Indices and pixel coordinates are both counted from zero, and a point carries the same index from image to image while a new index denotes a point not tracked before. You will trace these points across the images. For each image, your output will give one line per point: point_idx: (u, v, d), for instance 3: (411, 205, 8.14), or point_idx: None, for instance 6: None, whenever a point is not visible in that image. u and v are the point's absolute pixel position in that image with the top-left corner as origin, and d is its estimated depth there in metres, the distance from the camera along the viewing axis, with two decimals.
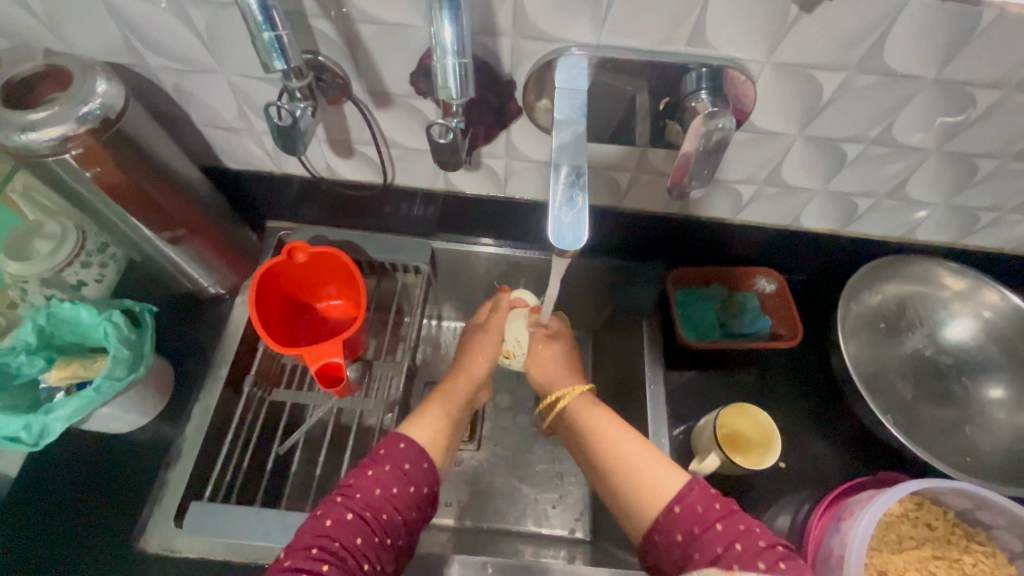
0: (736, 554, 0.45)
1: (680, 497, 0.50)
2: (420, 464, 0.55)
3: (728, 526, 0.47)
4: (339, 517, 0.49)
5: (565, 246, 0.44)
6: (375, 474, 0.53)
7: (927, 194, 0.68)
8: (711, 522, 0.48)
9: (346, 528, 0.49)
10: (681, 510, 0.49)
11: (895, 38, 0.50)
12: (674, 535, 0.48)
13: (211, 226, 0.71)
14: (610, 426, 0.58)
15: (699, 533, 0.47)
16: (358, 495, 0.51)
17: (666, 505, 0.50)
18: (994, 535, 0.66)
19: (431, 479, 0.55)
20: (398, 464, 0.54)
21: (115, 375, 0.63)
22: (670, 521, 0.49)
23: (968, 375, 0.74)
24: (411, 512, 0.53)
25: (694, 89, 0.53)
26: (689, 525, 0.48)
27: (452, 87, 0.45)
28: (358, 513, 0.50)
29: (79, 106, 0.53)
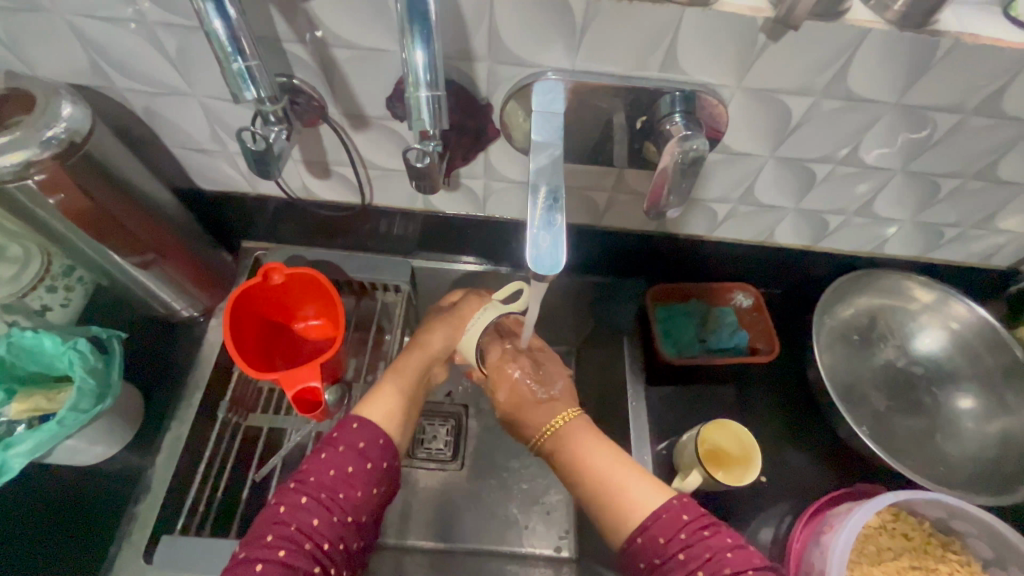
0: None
1: (642, 529, 0.50)
2: (377, 441, 0.54)
3: (691, 555, 0.47)
4: (294, 502, 0.49)
5: (543, 270, 0.44)
6: (328, 456, 0.51)
7: (893, 211, 0.70)
8: (672, 552, 0.48)
9: (302, 513, 0.48)
10: (644, 540, 0.50)
11: (858, 66, 0.52)
12: (638, 563, 0.50)
13: (184, 249, 0.70)
14: (591, 445, 0.58)
15: (660, 564, 0.48)
16: (312, 479, 0.50)
17: (631, 534, 0.51)
18: (967, 543, 0.67)
19: (390, 453, 0.54)
20: (353, 443, 0.52)
21: (81, 408, 0.61)
22: (637, 548, 0.50)
23: (937, 385, 0.77)
24: (371, 488, 0.52)
25: (668, 112, 0.54)
26: (651, 556, 0.49)
27: (426, 120, 0.46)
28: (313, 496, 0.49)
29: (43, 130, 0.52)
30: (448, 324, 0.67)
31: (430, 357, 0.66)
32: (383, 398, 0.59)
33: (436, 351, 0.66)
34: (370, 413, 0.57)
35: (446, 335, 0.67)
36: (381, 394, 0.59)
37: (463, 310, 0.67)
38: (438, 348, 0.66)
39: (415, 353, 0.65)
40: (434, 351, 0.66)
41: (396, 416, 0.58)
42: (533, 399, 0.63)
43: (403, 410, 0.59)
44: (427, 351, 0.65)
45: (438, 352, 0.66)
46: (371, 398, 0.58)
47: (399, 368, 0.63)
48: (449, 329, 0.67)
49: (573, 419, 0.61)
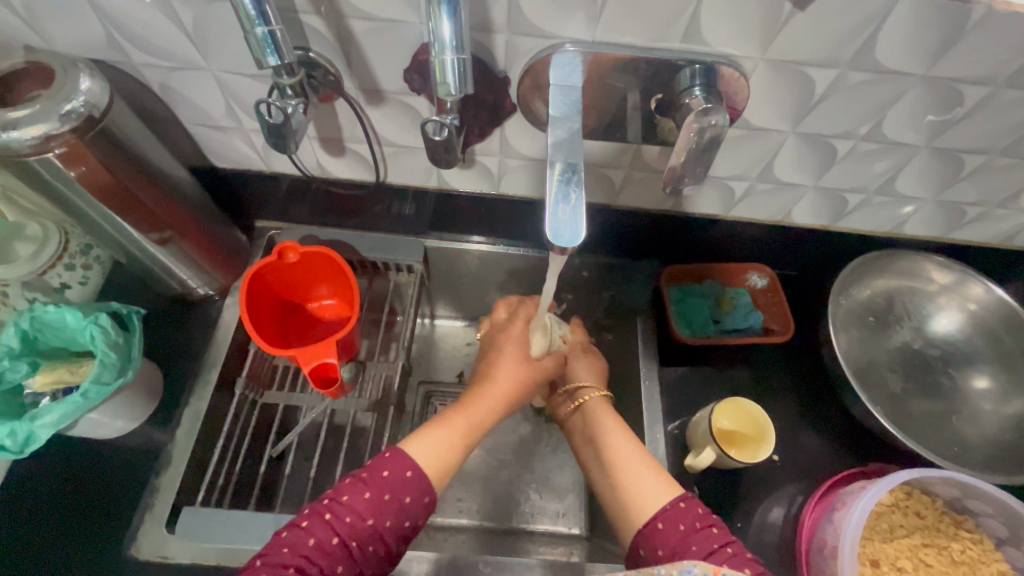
0: (729, 553, 0.46)
1: (685, 496, 0.51)
2: (420, 498, 0.51)
3: (723, 532, 0.48)
4: (324, 541, 0.46)
5: (563, 243, 0.44)
6: (371, 501, 0.49)
7: (916, 190, 0.69)
8: (710, 523, 0.49)
9: (329, 556, 0.46)
10: (686, 505, 0.50)
11: (887, 36, 0.51)
12: (677, 524, 0.49)
13: (199, 227, 0.70)
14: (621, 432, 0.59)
15: (699, 528, 0.48)
16: (347, 522, 0.48)
17: (674, 497, 0.51)
18: (981, 522, 0.67)
19: (426, 510, 0.52)
20: (398, 494, 0.50)
21: (103, 380, 0.62)
22: (677, 510, 0.50)
23: (954, 367, 0.76)
24: (397, 544, 0.50)
25: (687, 86, 0.53)
26: (692, 520, 0.49)
27: (451, 82, 0.44)
28: (343, 542, 0.47)
29: (62, 104, 0.52)
30: (519, 362, 0.64)
31: (498, 400, 0.62)
32: (435, 439, 0.55)
33: (508, 392, 0.62)
34: (417, 453, 0.53)
35: (517, 374, 0.63)
36: (435, 435, 0.56)
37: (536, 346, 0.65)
38: (508, 389, 0.62)
39: (486, 389, 0.62)
40: (508, 393, 0.62)
41: (446, 465, 0.54)
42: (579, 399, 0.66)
43: (455, 457, 0.56)
44: (499, 392, 0.62)
45: (510, 395, 0.62)
46: (424, 437, 0.55)
47: (467, 406, 0.60)
48: (525, 366, 0.64)
49: (598, 398, 0.64)
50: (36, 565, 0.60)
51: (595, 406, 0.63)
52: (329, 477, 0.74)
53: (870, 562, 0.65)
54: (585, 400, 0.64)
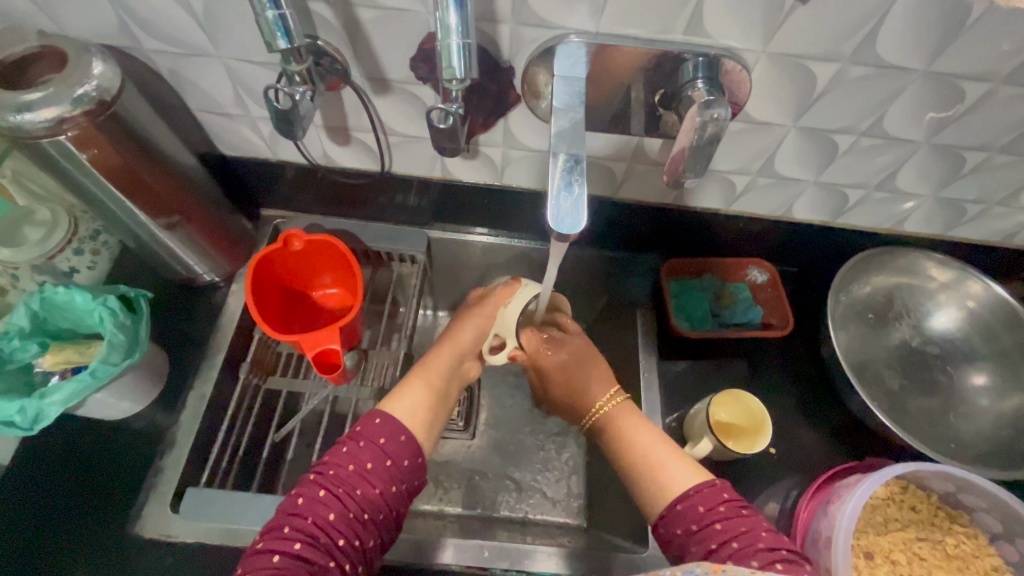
0: (731, 550, 0.46)
1: (683, 496, 0.50)
2: (398, 437, 0.52)
3: (728, 527, 0.48)
4: (312, 495, 0.48)
5: (565, 230, 0.45)
6: (349, 450, 0.50)
7: (916, 186, 0.70)
8: (711, 521, 0.48)
9: (318, 506, 0.47)
10: (684, 507, 0.50)
11: (889, 31, 0.52)
12: (676, 529, 0.50)
13: (206, 212, 0.71)
14: (636, 422, 0.59)
15: (696, 531, 0.49)
16: (331, 472, 0.49)
17: (671, 500, 0.51)
18: (976, 517, 0.68)
19: (412, 450, 0.52)
20: (373, 438, 0.51)
21: (110, 361, 0.63)
22: (675, 514, 0.50)
23: (952, 364, 0.76)
24: (390, 485, 0.50)
25: (690, 78, 0.54)
26: (689, 523, 0.49)
27: (456, 66, 0.45)
28: (330, 491, 0.48)
29: (74, 87, 0.53)
30: (471, 316, 0.65)
31: (459, 351, 0.63)
32: (409, 396, 0.56)
33: (466, 343, 0.64)
34: (395, 410, 0.55)
35: (476, 328, 0.65)
36: (407, 390, 0.57)
37: (489, 298, 0.66)
38: (466, 342, 0.64)
39: (443, 346, 0.63)
40: (463, 343, 0.64)
41: (422, 414, 0.55)
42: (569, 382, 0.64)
43: (431, 408, 0.57)
44: (454, 345, 0.63)
45: (466, 344, 0.64)
46: (398, 394, 0.57)
47: (427, 363, 0.61)
48: (479, 319, 0.65)
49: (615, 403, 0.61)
50: (43, 540, 0.62)
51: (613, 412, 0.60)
52: None
53: (864, 554, 0.65)
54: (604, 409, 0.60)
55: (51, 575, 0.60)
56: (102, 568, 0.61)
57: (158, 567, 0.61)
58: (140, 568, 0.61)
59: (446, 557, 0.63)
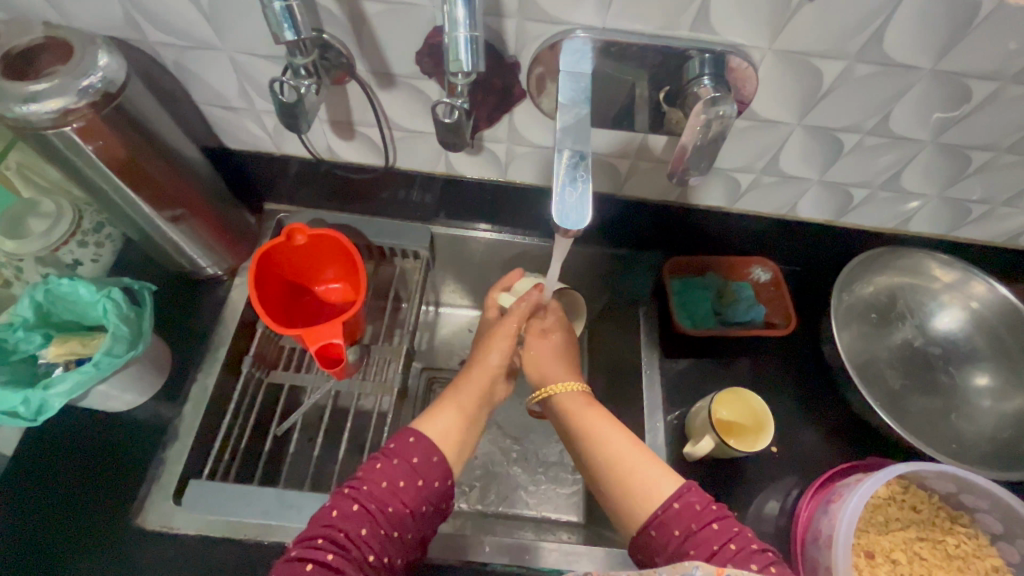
0: (731, 552, 0.45)
1: (677, 495, 0.49)
2: (431, 458, 0.52)
3: (724, 526, 0.47)
4: (345, 508, 0.48)
5: (569, 225, 0.45)
6: (384, 467, 0.50)
7: (921, 185, 0.69)
8: (708, 520, 0.47)
9: (352, 519, 0.47)
10: (682, 506, 0.48)
11: (895, 28, 0.51)
12: (671, 530, 0.48)
13: (211, 206, 0.71)
14: (607, 427, 0.57)
15: (696, 531, 0.47)
16: (365, 487, 0.49)
17: (665, 501, 0.49)
18: (977, 518, 0.68)
19: (443, 472, 0.52)
20: (407, 456, 0.51)
21: (114, 352, 0.63)
22: (673, 514, 0.48)
23: (955, 365, 0.76)
24: (420, 505, 0.50)
25: (696, 74, 0.54)
26: (687, 523, 0.48)
27: (464, 60, 0.45)
28: (363, 505, 0.48)
29: (80, 79, 0.52)
30: (500, 336, 0.64)
31: (490, 373, 0.62)
32: (441, 420, 0.56)
33: (496, 365, 0.63)
34: (428, 432, 0.55)
35: (504, 350, 0.64)
36: (440, 416, 0.57)
37: (513, 312, 0.65)
38: (496, 364, 0.63)
39: (473, 370, 0.62)
40: (492, 367, 0.63)
41: (454, 435, 0.55)
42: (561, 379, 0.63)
43: (462, 430, 0.57)
44: (484, 367, 0.63)
45: (497, 366, 0.63)
46: (428, 418, 0.56)
47: (458, 387, 0.60)
48: (505, 339, 0.64)
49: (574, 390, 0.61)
50: (46, 531, 0.62)
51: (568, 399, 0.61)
52: (332, 457, 0.76)
53: (865, 554, 0.65)
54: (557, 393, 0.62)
55: (54, 565, 0.60)
56: (104, 559, 0.61)
57: (159, 558, 0.61)
58: (141, 560, 0.61)
59: (447, 552, 0.63)
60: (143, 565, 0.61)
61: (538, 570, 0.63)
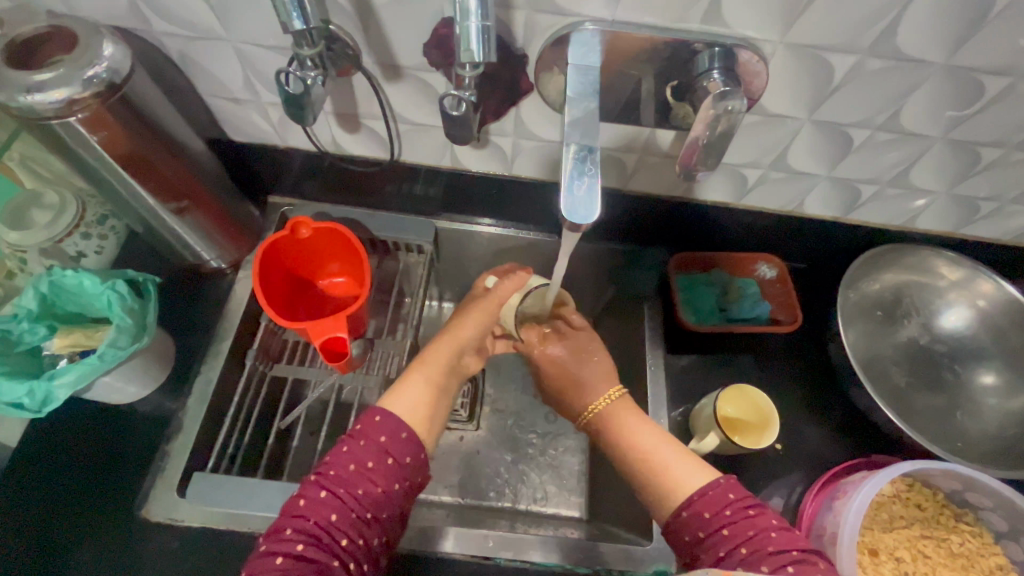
0: (740, 557, 0.46)
1: (687, 503, 0.50)
2: (398, 435, 0.51)
3: (736, 531, 0.48)
4: (313, 495, 0.48)
5: (578, 220, 0.44)
6: (349, 450, 0.50)
7: (929, 182, 0.69)
8: (717, 527, 0.48)
9: (319, 506, 0.47)
10: (689, 515, 0.50)
11: (909, 22, 0.51)
12: (683, 536, 0.50)
13: (215, 198, 0.71)
14: (635, 424, 0.58)
15: (704, 537, 0.49)
16: (331, 472, 0.49)
17: (677, 506, 0.51)
18: (981, 516, 0.68)
19: (413, 448, 0.52)
20: (372, 436, 0.51)
21: (119, 344, 0.63)
22: (682, 522, 0.50)
23: (960, 363, 0.76)
24: (392, 483, 0.50)
25: (705, 69, 0.53)
26: (696, 530, 0.49)
27: (475, 50, 0.44)
28: (331, 491, 0.48)
29: (84, 68, 0.52)
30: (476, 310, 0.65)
31: (461, 344, 0.63)
32: (409, 390, 0.56)
33: (466, 337, 0.63)
34: (396, 404, 0.55)
35: (478, 324, 0.64)
36: (408, 384, 0.57)
37: (496, 293, 0.64)
38: (468, 336, 0.63)
39: (444, 340, 0.62)
40: (464, 338, 0.63)
41: (424, 407, 0.56)
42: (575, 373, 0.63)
43: (431, 402, 0.57)
44: (455, 338, 0.63)
45: (468, 338, 0.63)
46: (398, 388, 0.56)
47: (428, 356, 0.60)
48: (483, 313, 0.64)
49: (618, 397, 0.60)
50: (51, 522, 0.62)
51: (614, 409, 0.59)
52: (336, 450, 0.76)
53: (869, 551, 0.65)
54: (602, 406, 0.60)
55: (58, 556, 0.60)
56: (108, 551, 0.61)
57: (164, 550, 0.61)
58: (145, 552, 0.61)
59: (451, 546, 0.63)
60: (148, 557, 0.61)
61: (543, 564, 0.63)
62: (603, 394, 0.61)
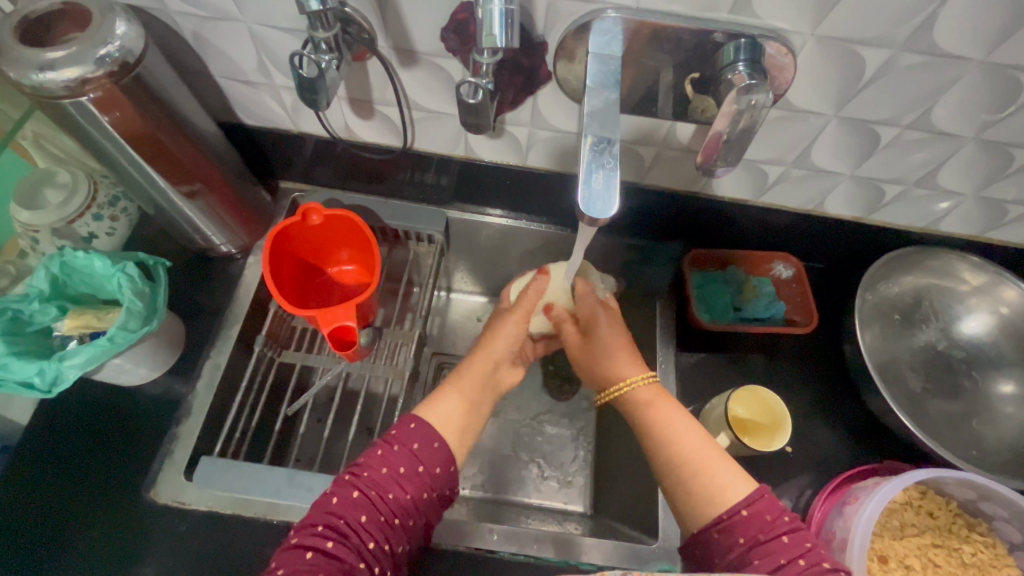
0: (802, 567, 0.45)
1: (749, 502, 0.48)
2: (432, 444, 0.51)
3: (796, 539, 0.47)
4: (345, 495, 0.48)
5: (595, 214, 0.43)
6: (385, 453, 0.50)
7: (957, 184, 0.67)
8: (778, 532, 0.47)
9: (351, 506, 0.47)
10: (750, 514, 0.48)
11: (947, 15, 0.49)
12: (737, 537, 0.48)
13: (227, 183, 0.70)
14: (679, 421, 0.56)
15: (763, 541, 0.47)
16: (365, 474, 0.49)
17: (733, 505, 0.49)
18: (995, 526, 0.67)
19: (444, 457, 0.51)
20: (407, 442, 0.51)
21: (129, 327, 0.63)
22: (739, 521, 0.48)
23: (979, 370, 0.74)
24: (421, 491, 0.50)
25: (731, 61, 0.51)
26: (755, 532, 0.47)
27: (498, 35, 0.43)
28: (363, 492, 0.48)
29: (97, 47, 0.51)
30: (514, 328, 0.64)
31: (492, 360, 0.61)
32: (444, 404, 0.56)
33: (498, 354, 0.62)
34: (431, 417, 0.54)
35: (509, 339, 0.63)
36: (442, 399, 0.56)
37: (523, 302, 0.65)
38: (500, 352, 0.62)
39: (477, 356, 0.61)
40: (496, 354, 0.62)
41: (455, 421, 0.55)
42: (607, 363, 0.62)
43: (465, 414, 0.56)
44: (488, 355, 0.62)
45: (501, 354, 0.62)
46: (433, 401, 0.56)
47: (462, 370, 0.60)
48: (513, 327, 0.64)
49: (649, 382, 0.59)
50: (60, 501, 0.63)
51: (644, 394, 0.58)
52: (342, 439, 0.76)
53: (878, 558, 0.64)
54: (634, 387, 0.59)
55: (66, 535, 0.61)
56: (116, 532, 0.61)
57: (170, 533, 0.62)
58: (152, 534, 0.62)
59: (456, 538, 0.63)
60: (154, 538, 0.61)
61: (547, 560, 0.63)
62: (634, 376, 0.60)
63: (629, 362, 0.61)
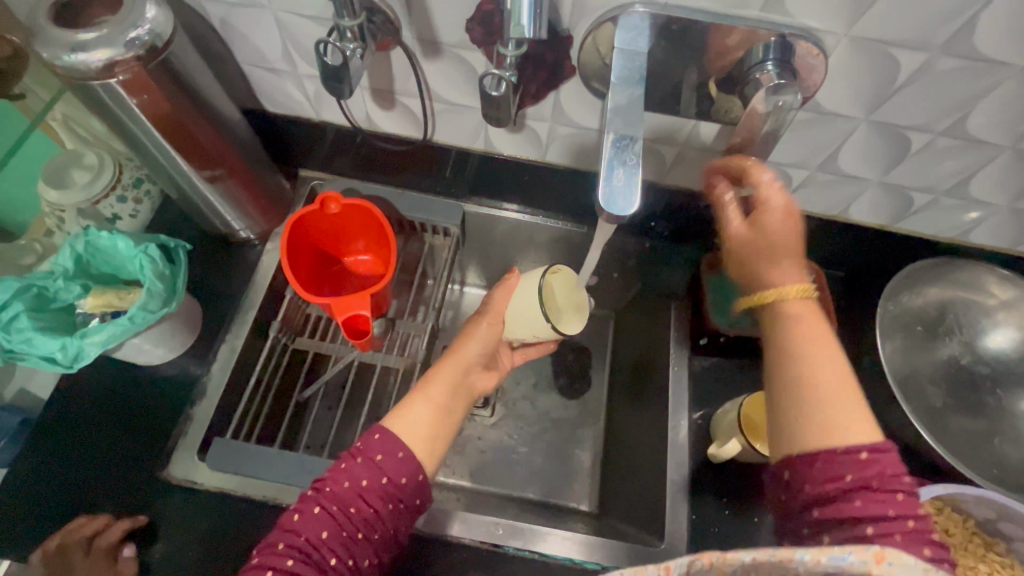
0: (910, 526, 0.42)
1: (871, 449, 0.45)
2: (395, 454, 0.50)
3: (910, 500, 0.43)
4: (307, 510, 0.47)
5: (615, 212, 0.43)
6: (347, 466, 0.49)
7: (990, 194, 0.65)
8: (893, 487, 0.43)
9: (312, 523, 0.47)
10: (869, 456, 0.44)
11: (990, 18, 0.47)
12: (844, 472, 0.44)
13: (248, 169, 0.71)
14: (824, 351, 0.48)
15: (873, 486, 0.43)
16: (327, 489, 0.48)
17: (852, 445, 0.45)
18: (1013, 547, 0.65)
19: (410, 467, 0.50)
20: (370, 454, 0.50)
21: (149, 308, 0.64)
22: (853, 456, 0.44)
23: (1003, 388, 0.72)
24: (385, 503, 0.49)
25: (759, 60, 0.50)
26: (867, 474, 0.44)
27: (526, 26, 0.42)
28: (324, 507, 0.47)
29: (128, 30, 0.52)
30: (486, 332, 0.60)
31: (465, 363, 0.59)
32: (412, 412, 0.54)
33: (469, 356, 0.59)
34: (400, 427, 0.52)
35: (482, 342, 0.60)
36: (414, 405, 0.54)
37: (495, 305, 0.61)
38: (473, 355, 0.59)
39: (448, 359, 0.58)
40: (468, 358, 0.59)
41: (426, 429, 0.53)
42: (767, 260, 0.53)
43: (436, 421, 0.54)
44: (462, 359, 0.58)
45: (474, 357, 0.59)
46: (404, 408, 0.54)
47: (434, 375, 0.56)
48: (486, 331, 0.60)
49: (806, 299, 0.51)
50: (77, 474, 0.64)
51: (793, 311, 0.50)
52: (352, 427, 0.77)
53: None
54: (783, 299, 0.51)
55: (81, 507, 0.62)
56: (129, 507, 0.63)
57: (181, 511, 0.63)
58: (163, 511, 0.63)
59: (461, 531, 0.63)
60: (166, 516, 0.62)
61: (552, 556, 0.63)
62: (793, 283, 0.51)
63: (790, 268, 0.52)
